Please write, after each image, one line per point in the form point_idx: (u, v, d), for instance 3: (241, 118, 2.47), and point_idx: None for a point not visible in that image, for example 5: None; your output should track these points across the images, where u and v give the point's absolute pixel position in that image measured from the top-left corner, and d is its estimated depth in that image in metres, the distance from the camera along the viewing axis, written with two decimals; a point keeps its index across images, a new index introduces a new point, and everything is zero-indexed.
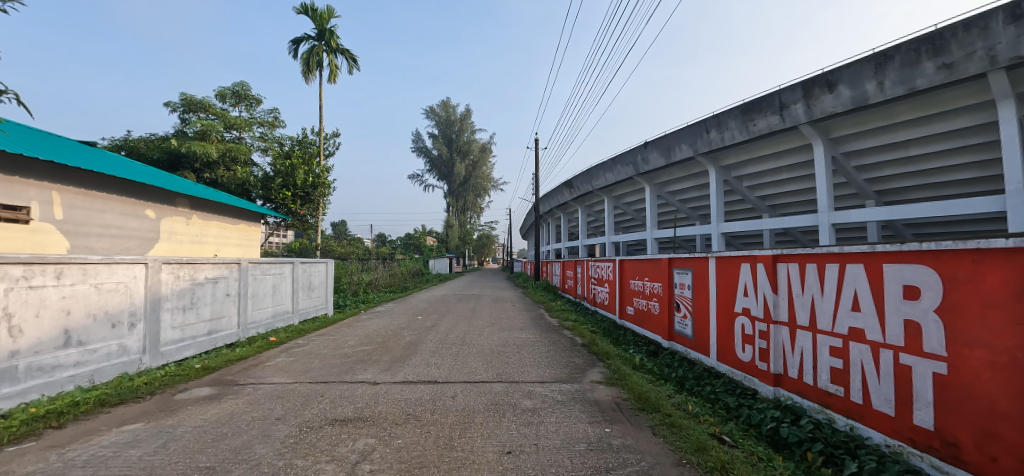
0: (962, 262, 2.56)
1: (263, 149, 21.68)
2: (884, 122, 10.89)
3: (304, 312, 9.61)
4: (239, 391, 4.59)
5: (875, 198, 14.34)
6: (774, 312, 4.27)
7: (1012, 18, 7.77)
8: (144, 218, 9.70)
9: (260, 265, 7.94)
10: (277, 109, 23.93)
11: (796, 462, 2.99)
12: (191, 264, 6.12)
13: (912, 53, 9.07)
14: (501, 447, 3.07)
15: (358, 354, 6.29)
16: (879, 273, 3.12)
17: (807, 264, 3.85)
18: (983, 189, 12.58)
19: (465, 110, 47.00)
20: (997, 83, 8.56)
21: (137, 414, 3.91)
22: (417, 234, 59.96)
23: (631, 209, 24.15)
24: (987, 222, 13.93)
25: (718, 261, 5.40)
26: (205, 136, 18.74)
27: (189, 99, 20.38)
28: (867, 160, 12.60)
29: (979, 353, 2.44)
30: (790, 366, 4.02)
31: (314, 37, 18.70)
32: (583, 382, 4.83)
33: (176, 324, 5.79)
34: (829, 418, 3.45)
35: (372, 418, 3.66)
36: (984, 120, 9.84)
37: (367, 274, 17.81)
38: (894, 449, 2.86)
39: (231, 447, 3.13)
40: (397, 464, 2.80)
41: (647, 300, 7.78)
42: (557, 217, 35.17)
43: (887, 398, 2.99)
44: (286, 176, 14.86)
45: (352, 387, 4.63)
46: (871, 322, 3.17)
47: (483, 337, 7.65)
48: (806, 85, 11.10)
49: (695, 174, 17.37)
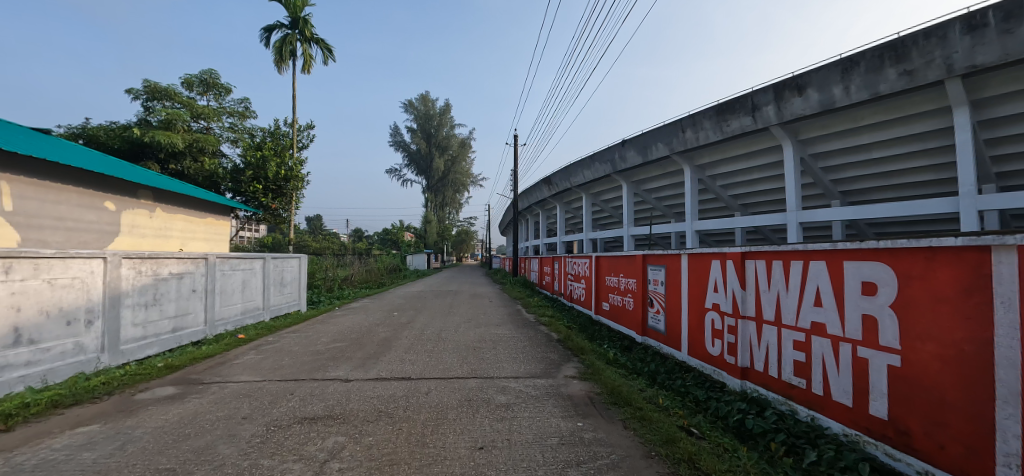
0: (915, 260, 2.68)
1: (233, 139, 20.94)
2: (848, 125, 11.34)
3: (275, 309, 9.35)
4: (204, 390, 4.42)
5: (841, 198, 14.90)
6: (742, 307, 4.38)
7: (967, 29, 8.24)
8: (103, 210, 9.23)
9: (229, 260, 7.69)
10: (247, 99, 23.09)
11: (760, 452, 3.10)
12: (154, 258, 5.89)
13: (876, 59, 9.47)
14: (473, 443, 3.07)
15: (331, 351, 6.18)
16: (838, 270, 3.26)
17: (773, 261, 3.99)
18: (937, 192, 13.24)
19: (444, 106, 46.53)
20: (953, 89, 8.98)
21: (94, 415, 3.73)
22: (394, 230, 59.03)
23: (608, 206, 24.48)
24: (943, 222, 14.70)
25: (690, 258, 5.51)
26: (170, 125, 18.17)
27: (151, 87, 19.52)
28: (833, 161, 13.09)
29: (930, 346, 2.57)
30: (757, 359, 4.15)
31: (286, 25, 18.09)
32: (558, 377, 4.86)
33: (138, 321, 5.53)
34: (791, 410, 3.57)
35: (343, 416, 3.59)
36: (939, 126, 10.37)
37: (343, 270, 17.39)
38: (852, 438, 3.00)
39: (193, 448, 3.03)
40: (367, 461, 2.77)
41: (622, 296, 7.87)
42: (536, 214, 35.41)
43: (845, 389, 3.12)
44: (257, 169, 14.27)
45: (323, 385, 4.51)
46: (831, 316, 3.30)
47: (459, 333, 7.61)
48: (777, 88, 11.43)
49: (671, 173, 17.70)
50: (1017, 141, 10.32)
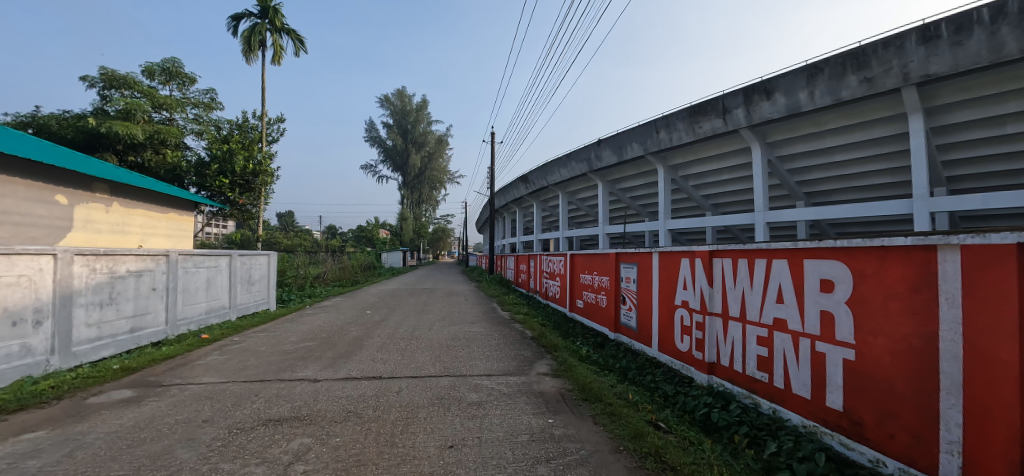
0: (869, 258, 2.82)
1: (198, 132, 20.11)
2: (813, 129, 11.80)
3: (242, 308, 9.03)
4: (162, 393, 4.24)
5: (805, 199, 15.52)
6: (709, 304, 4.50)
7: (922, 40, 8.71)
8: (54, 204, 8.73)
9: (192, 257, 7.38)
10: (213, 90, 22.18)
11: (724, 444, 3.20)
12: (110, 256, 5.60)
13: (839, 66, 9.89)
14: (443, 442, 3.04)
15: (299, 350, 6.02)
16: (799, 268, 3.39)
17: (738, 259, 4.11)
18: (894, 194, 13.94)
19: (420, 102, 45.99)
20: (909, 97, 9.46)
21: (41, 421, 3.51)
22: (369, 227, 58.05)
23: (585, 205, 24.75)
24: (898, 223, 15.53)
25: (661, 256, 5.62)
26: (129, 116, 17.31)
27: (108, 75, 18.53)
28: (799, 164, 13.61)
29: (882, 340, 2.70)
30: (723, 354, 4.27)
31: (255, 14, 17.48)
32: (531, 374, 4.89)
33: (92, 321, 5.25)
34: (754, 403, 3.70)
35: (309, 417, 3.51)
36: (895, 131, 10.91)
37: (315, 268, 16.98)
38: (810, 429, 3.13)
39: (149, 453, 2.90)
40: (333, 463, 2.71)
41: (595, 294, 7.97)
42: (513, 212, 35.48)
43: (804, 382, 3.26)
44: (223, 162, 13.77)
45: (290, 385, 4.40)
46: (792, 313, 3.43)
47: (433, 331, 7.55)
48: (746, 91, 11.79)
49: (645, 173, 18.03)
50: (965, 147, 10.97)
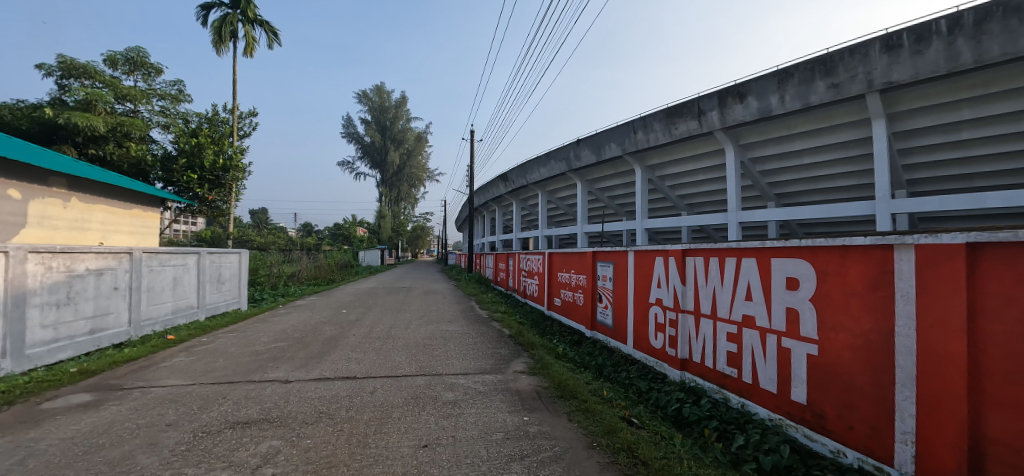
0: (832, 257, 2.93)
1: (164, 125, 19.32)
2: (783, 132, 12.19)
3: (211, 307, 8.74)
4: (123, 396, 4.06)
5: (775, 199, 16.03)
6: (682, 302, 4.60)
7: (886, 48, 9.11)
8: (6, 199, 8.26)
9: (157, 255, 7.10)
10: (181, 81, 21.33)
11: (694, 438, 3.28)
12: (67, 253, 5.34)
13: (808, 72, 10.25)
14: (417, 442, 3.02)
15: (271, 351, 5.87)
16: (767, 266, 3.50)
17: (710, 258, 4.22)
18: (858, 196, 14.55)
19: (399, 98, 45.38)
20: (872, 103, 9.87)
21: None
22: (346, 225, 56.94)
23: (564, 204, 24.92)
24: (862, 223, 16.21)
25: (636, 255, 5.72)
26: (90, 107, 16.50)
27: (67, 64, 17.62)
28: (770, 165, 14.05)
29: (842, 336, 2.82)
30: (695, 350, 4.38)
31: (225, 4, 16.89)
32: (507, 372, 4.90)
33: (47, 322, 5.00)
34: (724, 398, 3.80)
35: (279, 419, 3.43)
36: (860, 135, 11.37)
37: (288, 267, 16.56)
38: (776, 422, 3.24)
39: (107, 459, 2.78)
40: (304, 465, 2.66)
41: (573, 292, 8.04)
42: (493, 210, 35.44)
43: (771, 377, 3.37)
44: (191, 156, 13.27)
45: (260, 387, 4.28)
46: (760, 309, 3.54)
47: (409, 330, 7.47)
48: (721, 94, 12.09)
49: (623, 173, 18.28)
50: (924, 152, 11.52)
